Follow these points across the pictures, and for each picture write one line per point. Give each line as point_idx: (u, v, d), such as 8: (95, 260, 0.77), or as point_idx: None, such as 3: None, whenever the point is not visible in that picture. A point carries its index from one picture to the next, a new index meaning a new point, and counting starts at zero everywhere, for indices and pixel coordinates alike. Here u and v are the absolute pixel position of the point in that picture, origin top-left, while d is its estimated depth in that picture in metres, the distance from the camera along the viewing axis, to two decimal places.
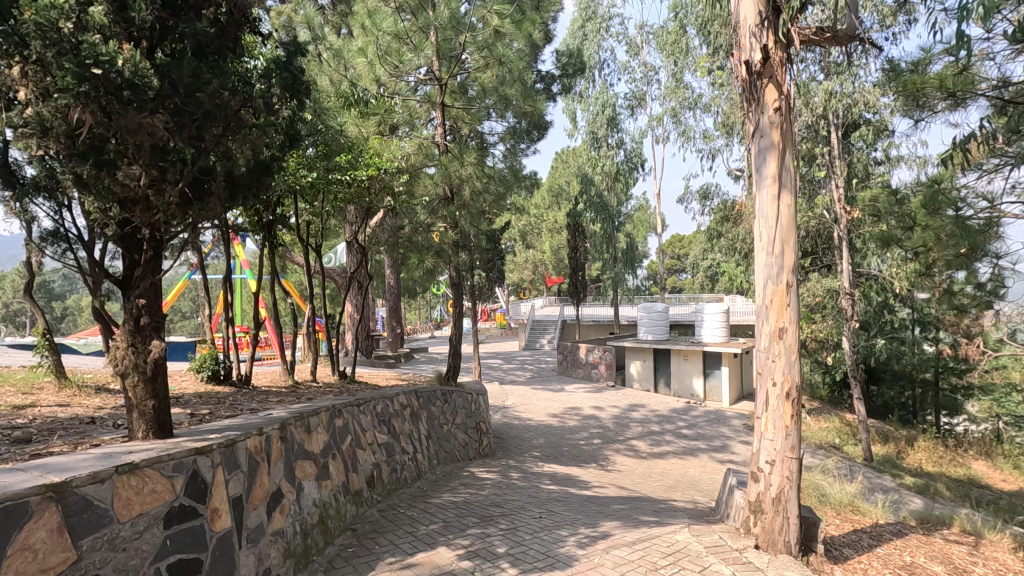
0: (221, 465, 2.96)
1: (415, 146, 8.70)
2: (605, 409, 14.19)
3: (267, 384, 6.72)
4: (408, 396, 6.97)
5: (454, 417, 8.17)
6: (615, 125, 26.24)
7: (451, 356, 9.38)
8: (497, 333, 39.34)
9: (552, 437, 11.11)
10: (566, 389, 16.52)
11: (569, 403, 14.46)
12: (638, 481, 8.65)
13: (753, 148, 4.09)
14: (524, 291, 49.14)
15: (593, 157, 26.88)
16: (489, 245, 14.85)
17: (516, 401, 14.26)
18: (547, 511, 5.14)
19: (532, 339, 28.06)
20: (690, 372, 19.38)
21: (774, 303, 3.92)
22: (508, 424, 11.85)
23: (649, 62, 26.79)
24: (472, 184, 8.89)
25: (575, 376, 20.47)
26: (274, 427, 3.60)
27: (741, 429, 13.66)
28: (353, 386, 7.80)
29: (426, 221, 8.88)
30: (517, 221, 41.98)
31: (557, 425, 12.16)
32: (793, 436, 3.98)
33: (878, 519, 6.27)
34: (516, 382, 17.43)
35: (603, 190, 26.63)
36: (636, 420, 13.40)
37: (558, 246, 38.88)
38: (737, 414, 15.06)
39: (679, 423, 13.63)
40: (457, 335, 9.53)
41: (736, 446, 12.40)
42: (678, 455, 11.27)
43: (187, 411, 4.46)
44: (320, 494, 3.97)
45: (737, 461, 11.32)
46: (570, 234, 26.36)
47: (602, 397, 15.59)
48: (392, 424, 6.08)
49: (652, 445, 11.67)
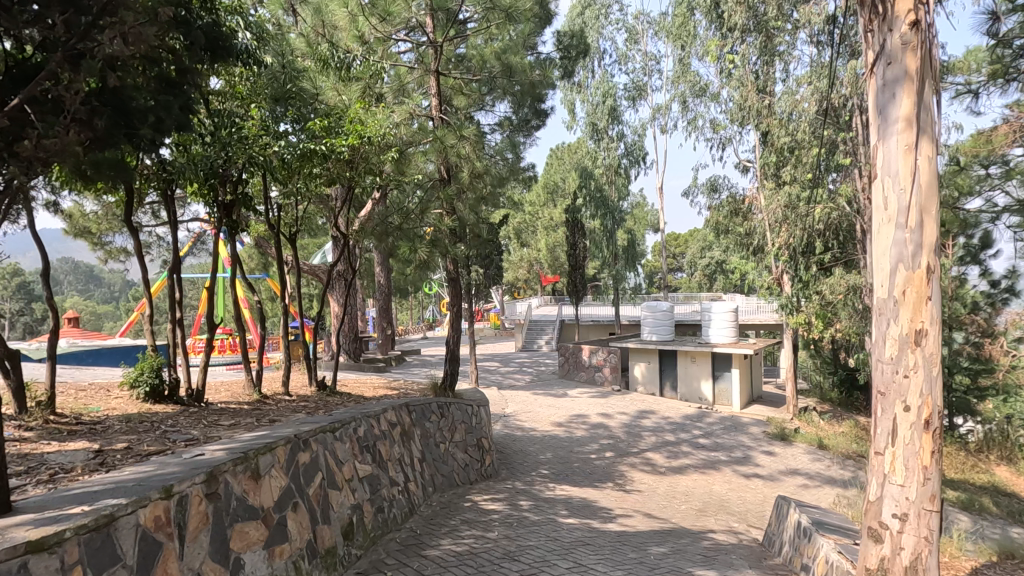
0: (83, 566, 1.80)
1: (404, 115, 7.50)
2: (614, 416, 13.08)
3: (225, 399, 5.51)
4: (397, 412, 5.81)
5: (452, 434, 7.00)
6: (616, 116, 25.10)
7: (450, 360, 8.21)
8: (491, 334, 38.13)
9: (560, 450, 9.99)
10: (569, 394, 15.40)
11: (574, 410, 13.31)
12: (664, 505, 7.53)
13: (875, 82, 3.20)
14: (518, 291, 48.01)
15: (592, 149, 25.77)
16: (486, 237, 13.69)
17: (517, 408, 13.11)
18: (579, 568, 3.98)
19: (529, 340, 26.95)
20: (698, 374, 18.32)
21: (910, 299, 2.91)
22: (511, 435, 10.68)
23: (650, 51, 25.70)
24: (473, 164, 7.77)
25: (577, 380, 19.37)
26: (195, 482, 2.42)
27: (762, 438, 12.59)
28: (333, 399, 6.59)
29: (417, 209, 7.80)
30: (511, 219, 40.86)
31: (563, 436, 11.02)
32: (933, 482, 2.89)
33: (971, 561, 5.16)
34: (514, 386, 16.30)
35: (603, 185, 25.53)
36: (648, 429, 12.30)
37: (553, 244, 37.76)
38: (755, 422, 13.99)
39: (695, 431, 12.54)
40: (455, 338, 8.35)
41: (760, 457, 11.33)
42: (700, 469, 10.16)
43: (94, 448, 3.26)
44: (272, 568, 2.81)
45: (763, 476, 10.26)
46: (569, 230, 25.23)
47: (608, 403, 14.47)
48: (377, 450, 4.92)
49: (669, 458, 10.56)
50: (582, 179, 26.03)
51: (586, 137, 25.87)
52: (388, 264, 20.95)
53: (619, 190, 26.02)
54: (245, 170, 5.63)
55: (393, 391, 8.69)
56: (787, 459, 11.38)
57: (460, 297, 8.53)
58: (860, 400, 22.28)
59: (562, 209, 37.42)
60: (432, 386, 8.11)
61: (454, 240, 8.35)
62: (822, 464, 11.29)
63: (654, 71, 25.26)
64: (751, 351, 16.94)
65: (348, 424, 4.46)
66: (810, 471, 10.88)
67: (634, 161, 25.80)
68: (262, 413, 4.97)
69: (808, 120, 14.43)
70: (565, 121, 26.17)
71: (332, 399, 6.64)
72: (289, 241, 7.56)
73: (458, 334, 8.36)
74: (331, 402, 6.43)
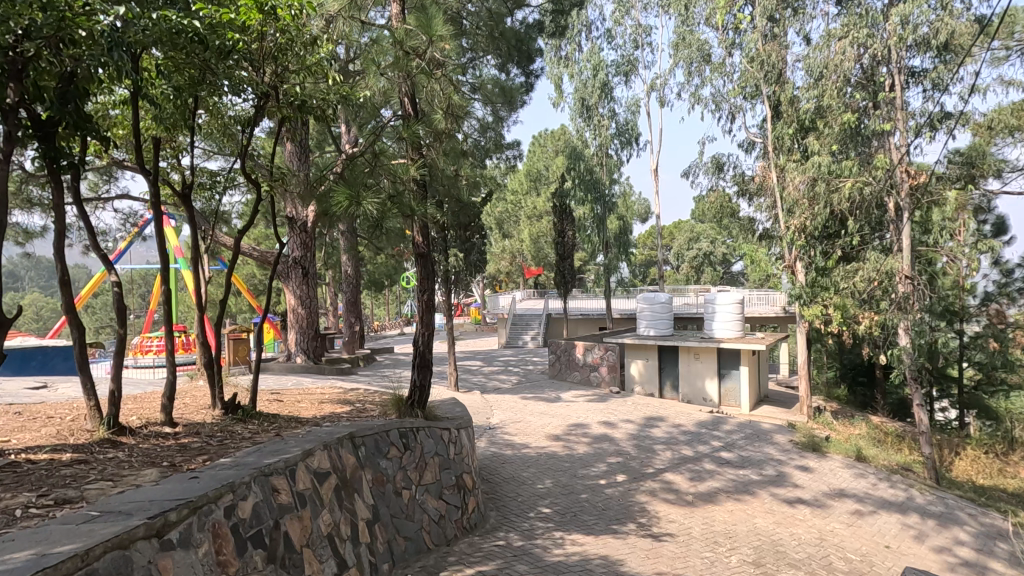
0: None
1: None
2: (618, 426, 11.12)
3: (33, 446, 3.32)
4: (324, 457, 3.74)
5: (420, 473, 4.91)
6: (607, 93, 23.01)
7: (417, 365, 6.06)
8: (472, 330, 36.11)
9: (561, 475, 7.98)
10: (563, 398, 13.44)
11: (571, 420, 11.33)
12: (710, 560, 5.61)
13: None
14: (500, 284, 45.90)
15: (581, 128, 23.78)
16: (466, 212, 11.57)
17: (505, 418, 11.07)
18: None
19: (513, 337, 25.10)
20: (702, 373, 16.45)
21: None
22: (498, 455, 8.62)
23: (642, 22, 23.56)
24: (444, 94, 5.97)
25: (569, 380, 17.44)
26: None
27: (790, 449, 10.80)
28: (242, 429, 4.46)
29: (383, 147, 6.07)
30: (492, 208, 38.69)
31: (563, 455, 9.00)
32: None
33: None
34: (500, 389, 14.30)
35: (595, 166, 23.51)
36: (661, 441, 10.39)
37: (537, 234, 35.71)
38: (777, 428, 12.23)
39: (714, 443, 10.67)
40: (426, 329, 6.15)
41: (796, 475, 9.53)
42: (732, 495, 8.27)
43: None
44: None
45: (808, 502, 8.41)
46: (556, 217, 23.29)
47: (609, 409, 12.58)
48: (277, 539, 2.87)
49: (692, 480, 8.63)
50: (570, 160, 23.95)
51: (574, 115, 23.73)
52: (356, 252, 18.89)
53: (610, 173, 24.04)
54: (76, 61, 3.51)
55: (347, 406, 6.61)
56: (826, 477, 9.59)
57: (434, 283, 6.32)
58: (868, 400, 20.84)
59: (546, 197, 35.47)
60: (394, 400, 6.01)
61: (422, 198, 6.05)
62: (867, 482, 9.52)
63: (645, 43, 23.02)
64: (764, 346, 15.09)
65: (207, 505, 2.45)
66: (856, 491, 9.11)
67: (625, 142, 23.73)
68: (77, 474, 2.83)
69: (837, 81, 12.68)
70: (551, 99, 23.98)
71: (241, 427, 4.52)
72: (181, 198, 5.34)
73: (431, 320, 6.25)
74: (240, 433, 4.32)
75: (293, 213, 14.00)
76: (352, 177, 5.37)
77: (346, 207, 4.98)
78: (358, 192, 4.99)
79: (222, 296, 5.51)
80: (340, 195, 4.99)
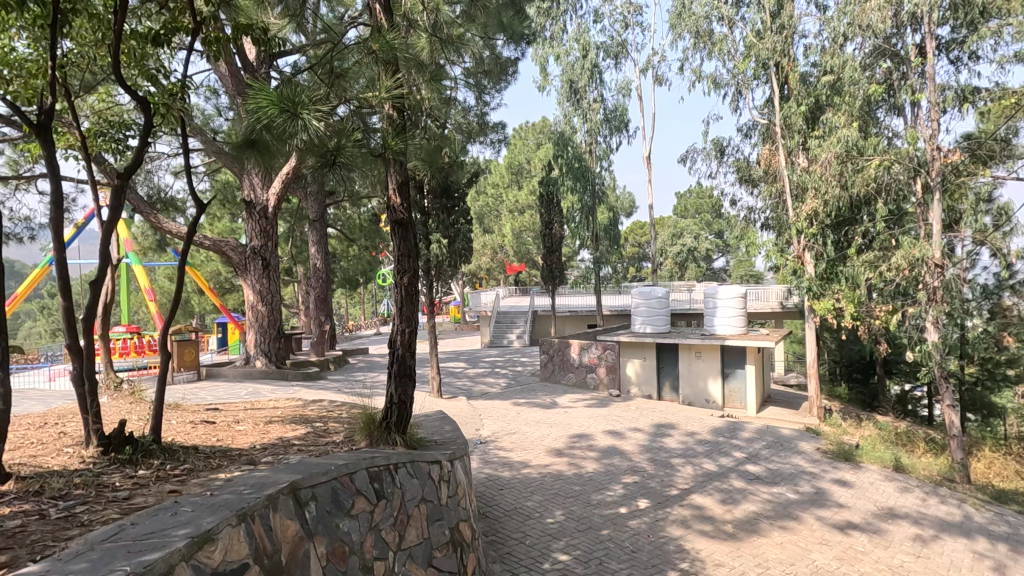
0: None
1: None
2: (626, 436, 9.74)
3: None
4: (234, 541, 2.23)
5: (398, 533, 3.39)
6: (596, 77, 21.53)
7: (395, 367, 4.54)
8: (452, 329, 34.46)
9: (572, 504, 6.52)
10: (560, 403, 12.02)
11: (572, 429, 9.90)
12: None
13: None
14: (480, 280, 44.34)
15: (568, 113, 22.27)
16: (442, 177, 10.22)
17: (498, 429, 9.57)
18: None
19: (498, 336, 23.68)
20: (704, 372, 15.14)
21: None
22: (494, 479, 7.12)
23: (630, 2, 22.11)
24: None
25: (564, 383, 16.67)
26: None
27: (820, 459, 9.56)
28: (119, 480, 2.89)
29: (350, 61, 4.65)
30: (472, 202, 37.09)
31: (570, 475, 7.56)
32: None
33: None
34: (487, 393, 12.79)
35: (584, 153, 22.13)
36: (678, 454, 9.02)
37: (520, 229, 34.19)
38: (798, 435, 11.00)
39: (736, 454, 9.37)
40: (410, 323, 4.59)
41: (836, 491, 8.26)
42: (776, 520, 6.94)
43: None
44: None
45: (861, 527, 7.10)
46: (543, 207, 21.90)
47: (612, 415, 11.18)
48: None
49: (725, 503, 7.26)
50: (557, 147, 22.54)
51: (561, 100, 22.18)
52: (326, 244, 17.17)
53: (600, 161, 22.70)
54: None
55: (302, 429, 5.02)
56: (869, 493, 8.33)
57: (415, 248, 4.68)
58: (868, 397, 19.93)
59: (529, 190, 34.05)
60: (364, 415, 4.49)
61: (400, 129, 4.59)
62: (915, 498, 8.30)
63: (635, 23, 21.54)
64: (772, 343, 13.87)
65: None
66: (907, 511, 7.87)
67: (614, 129, 22.30)
68: None
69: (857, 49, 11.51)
70: (536, 83, 22.28)
71: (119, 478, 2.93)
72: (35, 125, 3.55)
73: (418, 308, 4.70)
74: (113, 489, 2.74)
75: (251, 197, 12.44)
76: (289, 83, 3.82)
77: (277, 123, 3.54)
78: (292, 97, 3.54)
79: (103, 273, 3.84)
80: (261, 95, 3.50)
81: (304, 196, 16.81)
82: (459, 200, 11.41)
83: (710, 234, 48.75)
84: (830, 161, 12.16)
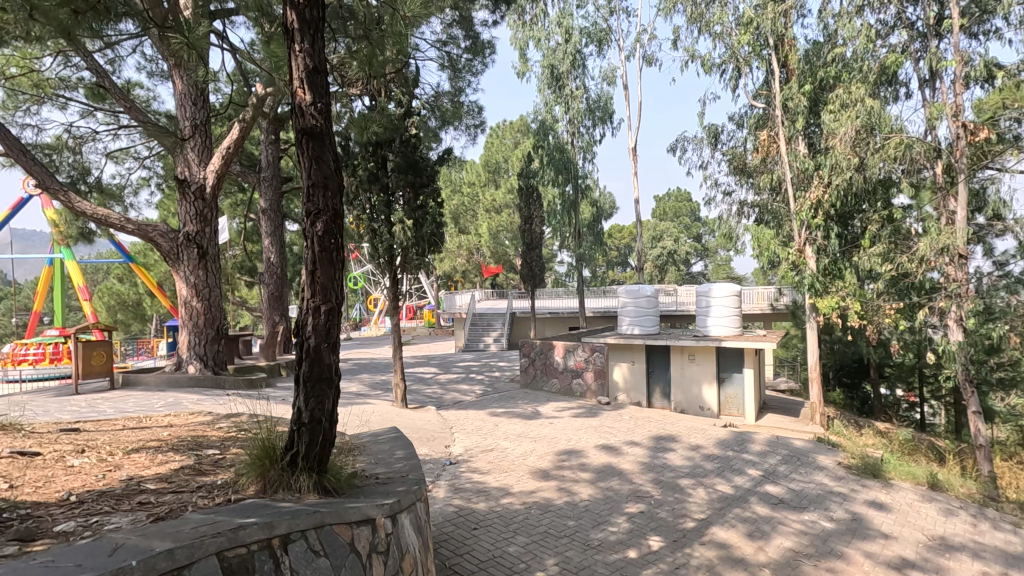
0: None
1: None
2: (623, 452, 8.31)
3: None
4: None
5: None
6: (579, 64, 20.21)
7: (304, 362, 2.92)
8: (425, 334, 32.76)
9: (567, 547, 5.03)
10: (544, 413, 10.53)
11: (559, 444, 8.42)
12: None
13: None
14: (455, 284, 42.64)
15: (548, 100, 20.88)
16: (389, 125, 8.97)
17: (471, 446, 8.05)
18: None
19: (473, 339, 22.15)
20: (698, 377, 13.81)
21: None
22: (464, 513, 5.58)
23: None
24: None
25: (546, 390, 15.27)
26: None
27: (845, 476, 8.24)
28: None
29: None
30: (447, 202, 35.47)
31: (561, 504, 6.08)
32: None
33: None
34: (461, 402, 11.24)
35: (565, 144, 20.76)
36: (685, 473, 7.62)
37: (496, 228, 32.68)
38: (812, 447, 9.71)
39: (751, 471, 8.02)
40: (326, 297, 2.96)
41: (874, 516, 6.93)
42: (819, 560, 5.55)
43: None
44: None
45: (920, 566, 5.75)
46: (522, 200, 20.50)
47: (604, 427, 9.75)
48: None
49: (753, 538, 5.85)
50: (537, 137, 21.20)
51: (542, 87, 20.82)
52: (283, 237, 15.32)
53: (583, 153, 21.29)
54: None
55: (178, 459, 3.42)
56: (911, 518, 7.03)
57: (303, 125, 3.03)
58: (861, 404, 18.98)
59: (506, 189, 32.65)
60: (261, 438, 2.99)
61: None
62: (965, 524, 7.04)
63: (620, 8, 20.33)
64: (775, 345, 12.62)
65: None
66: (963, 541, 6.58)
67: (598, 119, 20.91)
68: None
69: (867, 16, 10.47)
70: (515, 69, 20.83)
71: None
72: None
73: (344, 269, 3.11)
74: None
75: (186, 174, 10.73)
76: None
77: None
78: None
79: None
80: None
81: (256, 182, 14.98)
82: (429, 178, 9.88)
83: (688, 238, 48.27)
84: (848, 137, 10.84)
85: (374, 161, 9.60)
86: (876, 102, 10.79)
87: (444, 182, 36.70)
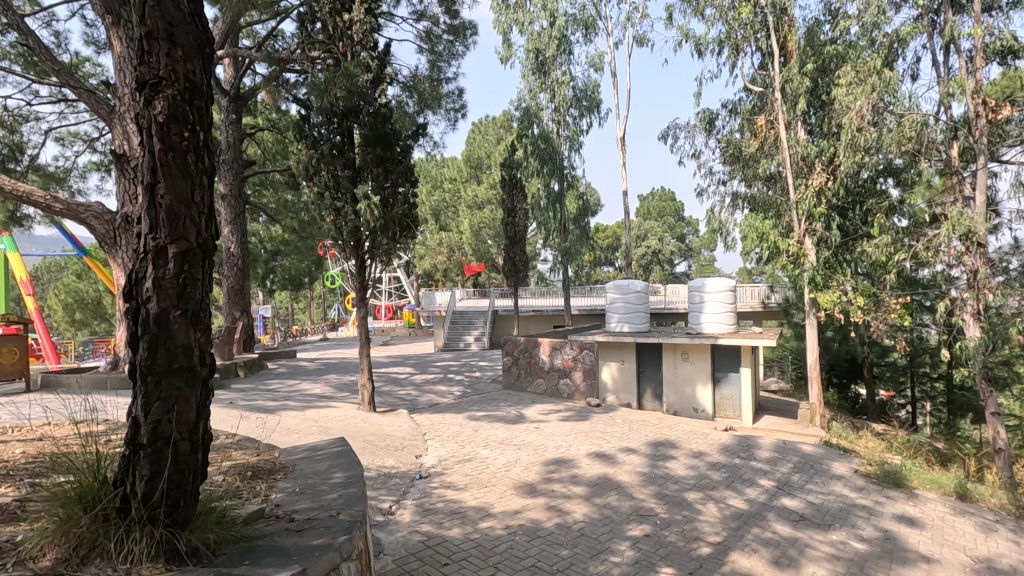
0: None
1: None
2: (619, 461, 7.32)
3: None
4: None
5: None
6: (565, 49, 19.27)
7: (143, 344, 2.26)
8: (404, 334, 31.51)
9: None
10: (528, 417, 9.49)
11: (546, 453, 7.39)
12: None
13: None
14: (435, 284, 41.42)
15: (533, 86, 19.91)
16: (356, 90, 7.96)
17: (446, 456, 6.98)
18: None
19: (453, 339, 21.05)
20: (692, 377, 12.85)
21: None
22: (434, 541, 4.52)
23: None
24: None
25: (530, 392, 14.27)
26: None
27: (866, 486, 7.37)
28: None
29: None
30: (427, 198, 34.25)
31: (551, 527, 5.05)
32: None
33: None
34: (437, 405, 10.14)
35: (551, 133, 19.79)
36: (690, 486, 6.65)
37: (478, 225, 31.58)
38: (822, 453, 8.84)
39: (763, 482, 7.09)
40: (176, 235, 2.33)
41: (909, 534, 6.05)
42: None
43: None
44: None
45: None
46: (505, 191, 19.47)
47: (596, 432, 8.74)
48: None
49: (781, 565, 4.91)
50: (521, 125, 20.23)
51: (526, 73, 19.84)
52: (244, 225, 14.10)
53: (569, 143, 20.30)
54: None
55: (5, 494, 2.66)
56: (948, 535, 6.17)
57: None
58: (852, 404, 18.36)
59: (488, 184, 31.52)
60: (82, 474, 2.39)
61: None
62: (1007, 542, 6.20)
63: None
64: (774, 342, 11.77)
65: None
66: (1011, 563, 5.73)
67: (585, 109, 19.96)
68: None
69: None
70: (498, 55, 19.80)
71: None
72: None
73: (202, 189, 2.48)
74: None
75: (125, 148, 9.54)
76: None
77: None
78: None
79: None
80: None
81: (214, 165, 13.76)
82: (400, 154, 8.86)
83: (672, 238, 47.69)
84: (864, 112, 10.01)
85: (339, 134, 8.57)
86: (892, 74, 10.07)
87: (424, 177, 35.43)
